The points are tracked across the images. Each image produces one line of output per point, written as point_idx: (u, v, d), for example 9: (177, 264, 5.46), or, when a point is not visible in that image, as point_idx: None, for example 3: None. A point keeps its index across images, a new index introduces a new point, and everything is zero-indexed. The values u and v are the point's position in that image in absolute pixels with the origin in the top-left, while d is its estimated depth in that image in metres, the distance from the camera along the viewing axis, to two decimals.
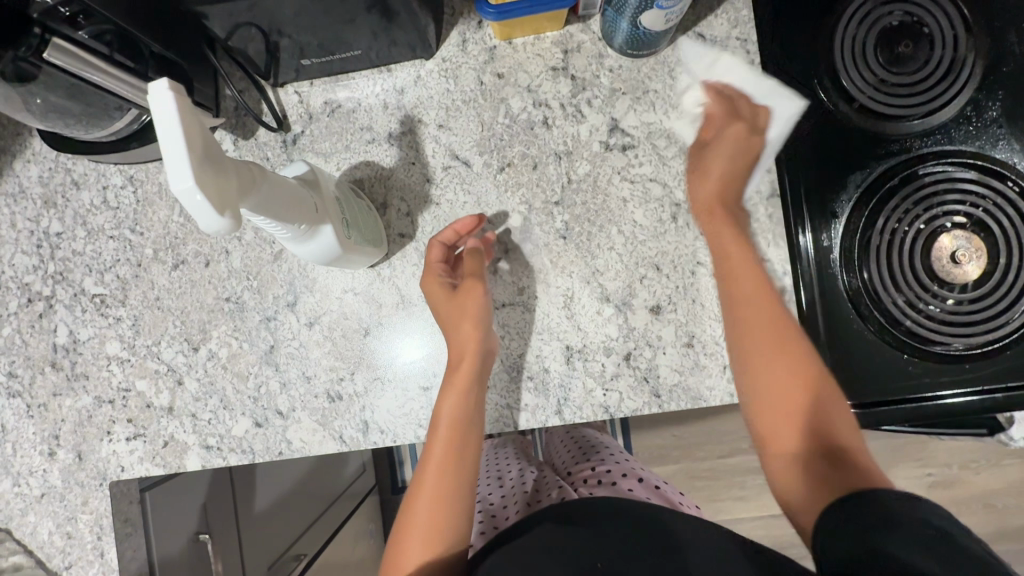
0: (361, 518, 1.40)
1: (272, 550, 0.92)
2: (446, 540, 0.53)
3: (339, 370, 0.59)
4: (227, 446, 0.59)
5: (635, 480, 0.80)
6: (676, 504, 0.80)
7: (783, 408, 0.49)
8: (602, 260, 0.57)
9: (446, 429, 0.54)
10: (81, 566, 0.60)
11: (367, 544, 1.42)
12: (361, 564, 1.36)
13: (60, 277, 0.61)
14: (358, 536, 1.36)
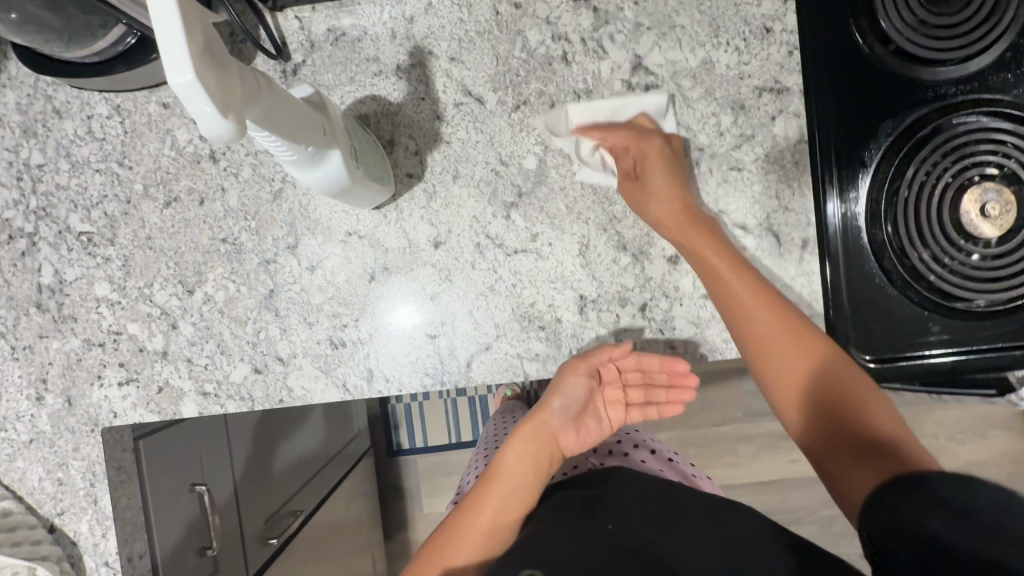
0: (357, 480, 1.41)
1: (270, 505, 0.92)
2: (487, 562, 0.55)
3: (342, 316, 0.56)
4: (225, 393, 0.57)
5: (647, 453, 0.79)
6: (689, 478, 0.79)
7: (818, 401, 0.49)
8: (619, 206, 0.55)
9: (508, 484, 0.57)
10: (74, 513, 0.58)
11: (362, 504, 1.43)
12: (355, 523, 1.37)
13: (43, 213, 0.57)
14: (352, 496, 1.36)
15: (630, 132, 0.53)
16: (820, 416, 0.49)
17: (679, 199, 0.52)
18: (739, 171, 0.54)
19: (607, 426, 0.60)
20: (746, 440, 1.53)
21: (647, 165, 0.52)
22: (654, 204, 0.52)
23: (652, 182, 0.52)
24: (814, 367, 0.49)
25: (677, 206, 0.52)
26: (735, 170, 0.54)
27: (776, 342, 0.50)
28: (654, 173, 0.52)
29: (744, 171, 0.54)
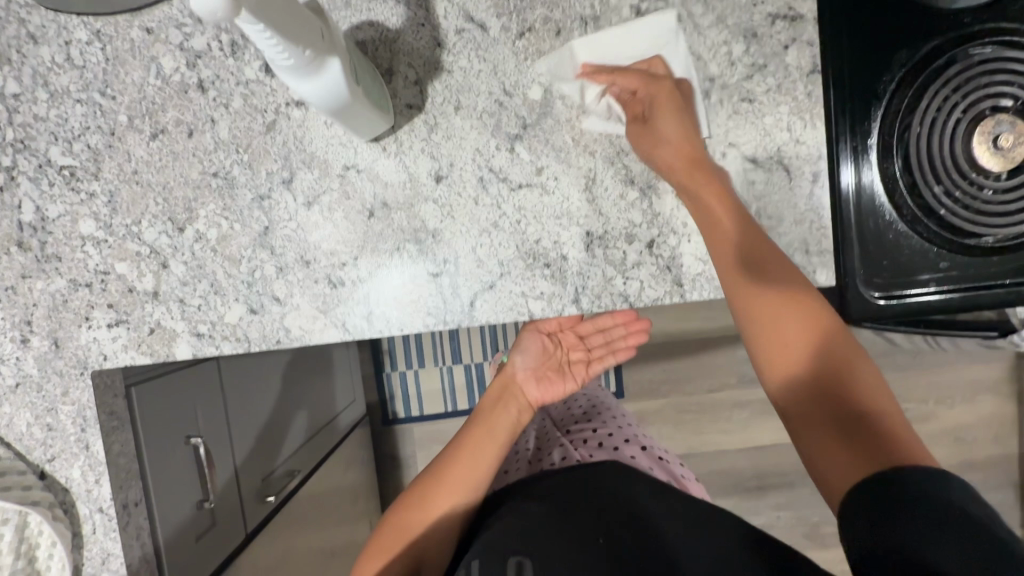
0: (354, 447, 1.40)
1: (265, 466, 0.91)
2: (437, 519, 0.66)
3: (340, 254, 0.55)
4: (220, 334, 0.55)
5: (636, 449, 0.94)
6: (674, 475, 0.92)
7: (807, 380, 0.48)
8: (627, 138, 0.53)
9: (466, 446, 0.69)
10: (65, 459, 0.57)
11: (359, 471, 1.43)
12: (352, 490, 1.37)
13: (21, 145, 0.54)
14: (349, 463, 1.35)
15: (635, 77, 0.52)
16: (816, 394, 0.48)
17: (688, 144, 0.50)
18: (750, 102, 0.53)
19: (568, 385, 0.76)
20: (740, 406, 1.54)
21: (660, 110, 0.51)
22: (663, 124, 0.51)
23: (660, 129, 0.51)
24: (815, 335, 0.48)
25: (684, 154, 0.50)
26: (746, 101, 0.53)
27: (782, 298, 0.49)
28: (663, 121, 0.51)
29: (755, 103, 0.53)
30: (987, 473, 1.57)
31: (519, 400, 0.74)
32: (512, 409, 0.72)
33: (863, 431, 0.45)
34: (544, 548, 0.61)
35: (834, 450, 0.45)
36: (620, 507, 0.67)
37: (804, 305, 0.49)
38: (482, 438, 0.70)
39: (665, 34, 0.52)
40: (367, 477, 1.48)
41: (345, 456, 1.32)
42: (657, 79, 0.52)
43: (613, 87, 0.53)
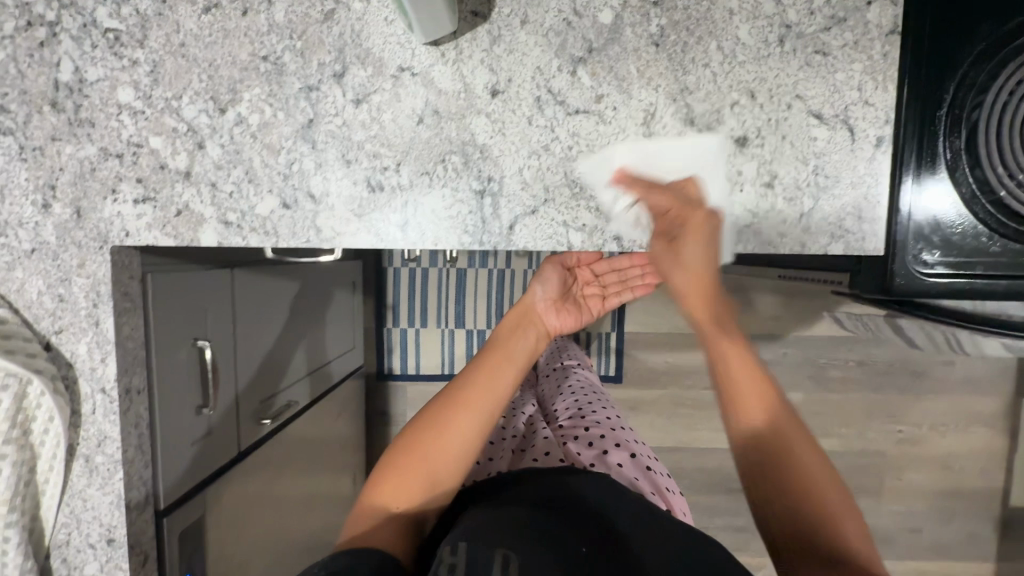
0: (346, 397, 1.38)
1: (263, 389, 0.89)
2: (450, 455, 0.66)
3: (383, 158, 0.53)
4: (249, 225, 0.54)
5: (624, 455, 0.93)
6: (660, 489, 0.91)
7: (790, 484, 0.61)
8: (693, 76, 0.52)
9: (481, 379, 0.70)
10: (72, 333, 0.55)
11: (349, 422, 1.42)
12: (338, 442, 1.35)
13: (67, 1, 0.52)
14: (338, 414, 1.33)
15: (675, 199, 0.53)
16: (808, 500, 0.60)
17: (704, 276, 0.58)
18: (824, 55, 0.51)
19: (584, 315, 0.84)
20: None
21: (689, 240, 0.55)
22: (687, 251, 0.56)
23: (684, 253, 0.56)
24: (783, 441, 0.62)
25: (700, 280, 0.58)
26: (820, 54, 0.51)
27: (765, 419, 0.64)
28: (692, 249, 0.55)
29: (829, 57, 0.51)
30: (971, 503, 1.58)
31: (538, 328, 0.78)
32: (528, 337, 0.76)
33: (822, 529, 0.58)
34: (529, 549, 0.60)
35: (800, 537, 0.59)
36: (592, 517, 0.68)
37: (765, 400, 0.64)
38: (497, 375, 0.70)
39: (700, 154, 0.52)
40: (356, 429, 1.47)
41: (335, 405, 1.29)
42: (676, 206, 0.53)
43: (649, 125, 0.52)
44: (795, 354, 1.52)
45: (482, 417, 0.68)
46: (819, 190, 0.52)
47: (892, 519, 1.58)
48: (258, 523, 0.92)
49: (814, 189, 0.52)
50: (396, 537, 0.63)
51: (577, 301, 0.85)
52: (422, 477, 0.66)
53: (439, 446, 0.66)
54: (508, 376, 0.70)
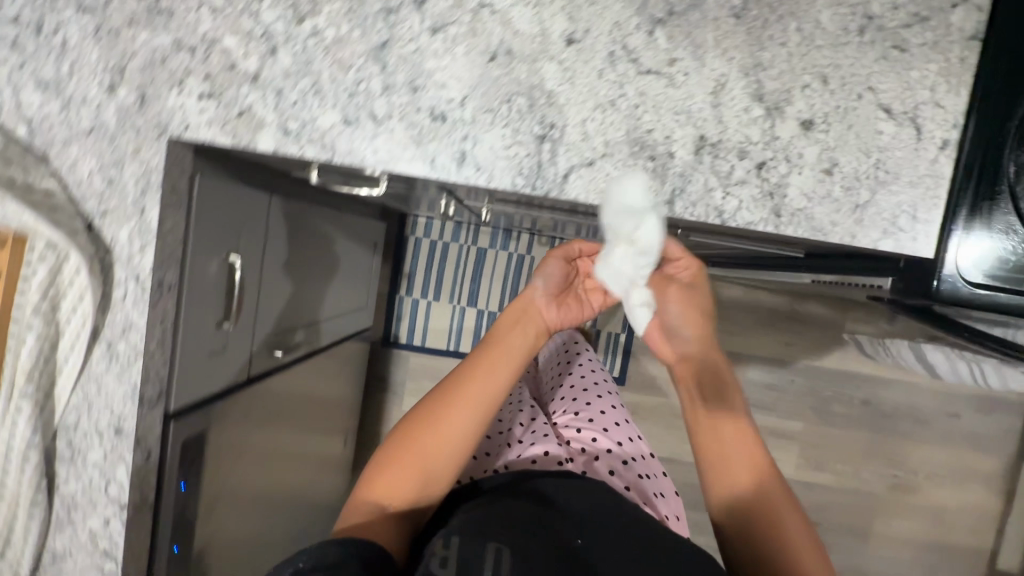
0: (349, 356, 1.37)
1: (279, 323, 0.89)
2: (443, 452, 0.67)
3: (450, 89, 0.53)
4: (307, 136, 0.54)
5: (617, 461, 0.91)
6: (650, 499, 0.89)
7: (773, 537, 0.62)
8: (769, 53, 0.52)
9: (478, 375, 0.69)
10: (116, 217, 0.55)
11: (348, 383, 1.41)
12: (333, 402, 1.33)
13: None
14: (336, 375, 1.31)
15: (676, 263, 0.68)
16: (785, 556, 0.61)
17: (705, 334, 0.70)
18: (902, 51, 0.51)
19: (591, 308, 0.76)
20: None
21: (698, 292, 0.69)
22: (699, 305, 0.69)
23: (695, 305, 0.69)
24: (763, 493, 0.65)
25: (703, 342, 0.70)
26: (897, 50, 0.51)
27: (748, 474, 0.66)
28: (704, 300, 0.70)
29: (907, 53, 0.51)
30: (956, 560, 1.56)
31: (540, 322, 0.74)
32: (529, 333, 0.72)
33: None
34: (521, 541, 0.60)
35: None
36: (582, 516, 0.68)
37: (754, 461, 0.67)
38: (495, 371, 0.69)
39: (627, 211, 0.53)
40: (353, 392, 1.46)
41: (335, 365, 1.28)
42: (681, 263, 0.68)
43: (719, 95, 0.52)
44: (801, 383, 1.51)
45: (473, 417, 0.68)
46: (877, 183, 0.52)
47: (874, 564, 1.56)
48: (257, 458, 0.91)
49: (872, 182, 0.52)
50: (389, 531, 0.64)
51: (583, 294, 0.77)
52: (413, 477, 0.67)
53: (434, 443, 0.67)
54: (501, 374, 0.69)
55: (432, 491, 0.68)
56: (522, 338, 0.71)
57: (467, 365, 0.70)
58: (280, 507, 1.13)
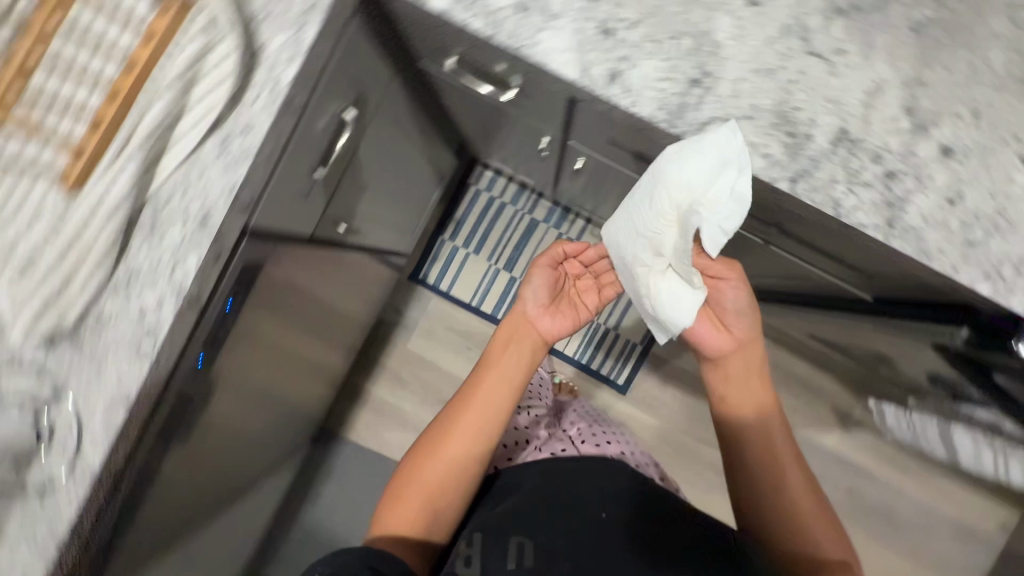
0: (373, 277, 1.37)
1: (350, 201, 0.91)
2: (452, 477, 0.80)
3: (624, 10, 0.55)
4: (479, 8, 0.56)
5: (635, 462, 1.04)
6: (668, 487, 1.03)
7: (784, 509, 0.77)
8: (932, 74, 0.53)
9: (478, 401, 0.83)
10: (278, 25, 0.59)
11: (365, 302, 1.42)
12: (344, 317, 1.34)
13: None
14: (355, 293, 1.31)
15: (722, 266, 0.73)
16: (785, 520, 0.77)
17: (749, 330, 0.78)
18: None
19: (580, 312, 0.92)
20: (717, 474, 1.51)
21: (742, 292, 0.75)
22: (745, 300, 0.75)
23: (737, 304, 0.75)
24: (782, 476, 0.78)
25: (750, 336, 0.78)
26: None
27: (778, 457, 0.79)
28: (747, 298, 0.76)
29: None
30: None
31: (534, 334, 0.89)
32: (517, 352, 0.86)
33: (800, 536, 0.76)
34: (541, 530, 0.76)
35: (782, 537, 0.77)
36: (619, 492, 0.82)
37: (778, 446, 0.79)
38: (491, 396, 0.83)
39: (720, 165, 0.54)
40: (364, 315, 1.46)
41: (358, 279, 1.28)
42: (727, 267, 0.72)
43: (874, 97, 0.54)
44: None
45: (490, 412, 0.82)
46: (994, 227, 0.53)
47: None
48: (283, 330, 0.90)
49: (989, 225, 0.53)
50: (408, 547, 0.76)
51: (571, 300, 0.93)
52: (441, 470, 0.80)
53: (444, 476, 0.79)
54: (512, 379, 0.84)
55: (446, 512, 0.79)
56: (524, 353, 0.86)
57: (478, 376, 0.85)
58: (263, 395, 1.10)
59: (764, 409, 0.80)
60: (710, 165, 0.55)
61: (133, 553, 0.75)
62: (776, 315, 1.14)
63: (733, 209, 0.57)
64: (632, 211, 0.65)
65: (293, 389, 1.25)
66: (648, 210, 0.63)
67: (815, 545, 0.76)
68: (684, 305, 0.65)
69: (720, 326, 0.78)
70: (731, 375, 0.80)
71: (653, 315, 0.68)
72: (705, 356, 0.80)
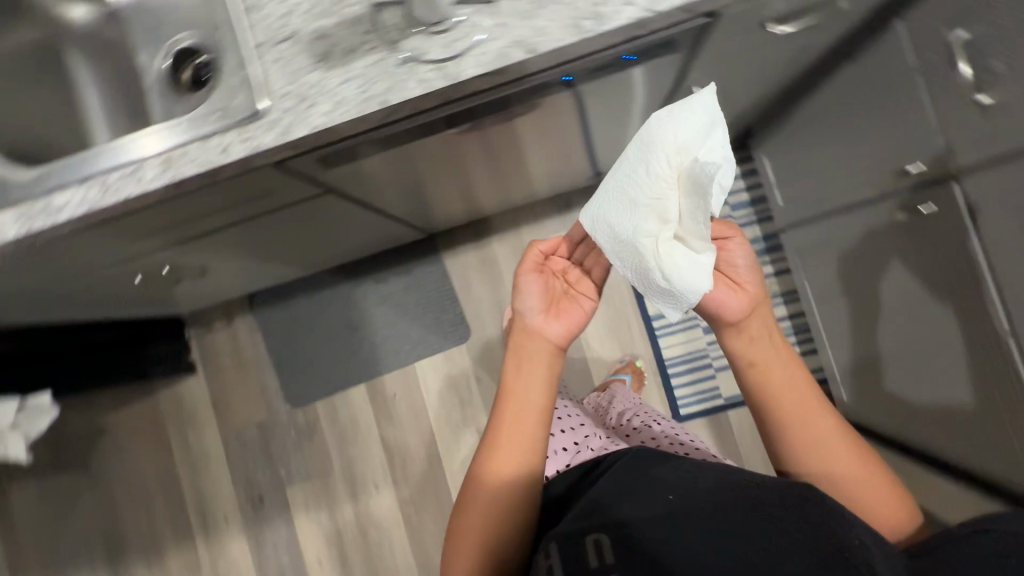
0: (576, 167, 1.37)
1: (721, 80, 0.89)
2: (493, 533, 0.77)
3: None
4: None
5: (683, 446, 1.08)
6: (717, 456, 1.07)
7: (828, 447, 0.79)
8: None
9: (496, 453, 0.80)
10: None
11: (550, 181, 1.42)
12: (530, 176, 1.33)
13: None
14: (551, 167, 1.31)
15: (721, 230, 0.83)
16: (832, 451, 0.79)
17: (760, 295, 0.82)
18: None
19: (582, 307, 0.86)
20: None
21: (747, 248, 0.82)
22: (746, 258, 0.82)
23: (740, 265, 0.82)
24: (814, 423, 0.80)
25: (762, 301, 0.83)
26: None
27: (800, 408, 0.81)
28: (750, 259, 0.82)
29: None
30: None
31: (545, 341, 0.84)
32: (532, 374, 0.82)
33: (845, 463, 0.79)
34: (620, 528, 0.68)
35: (834, 464, 0.79)
36: (693, 480, 0.72)
37: (803, 397, 0.81)
38: (505, 440, 0.80)
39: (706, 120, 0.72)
40: (542, 188, 1.45)
41: (573, 157, 1.27)
42: (729, 232, 0.83)
43: None
44: None
45: (525, 437, 0.80)
46: None
47: None
48: (567, 118, 0.91)
49: None
50: None
51: (569, 292, 0.88)
52: (480, 537, 0.77)
53: (479, 536, 0.77)
54: (535, 410, 0.81)
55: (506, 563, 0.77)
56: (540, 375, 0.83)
57: (500, 421, 0.81)
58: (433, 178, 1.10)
59: (781, 369, 0.82)
60: (698, 128, 0.71)
61: (318, 161, 0.75)
62: (912, 486, 1.12)
63: (713, 147, 0.72)
64: (625, 180, 0.75)
65: (452, 190, 1.25)
66: (649, 178, 0.73)
67: (866, 474, 0.78)
68: (686, 262, 0.74)
69: (734, 284, 0.81)
70: (753, 336, 0.82)
71: (663, 285, 0.74)
72: (729, 322, 0.82)
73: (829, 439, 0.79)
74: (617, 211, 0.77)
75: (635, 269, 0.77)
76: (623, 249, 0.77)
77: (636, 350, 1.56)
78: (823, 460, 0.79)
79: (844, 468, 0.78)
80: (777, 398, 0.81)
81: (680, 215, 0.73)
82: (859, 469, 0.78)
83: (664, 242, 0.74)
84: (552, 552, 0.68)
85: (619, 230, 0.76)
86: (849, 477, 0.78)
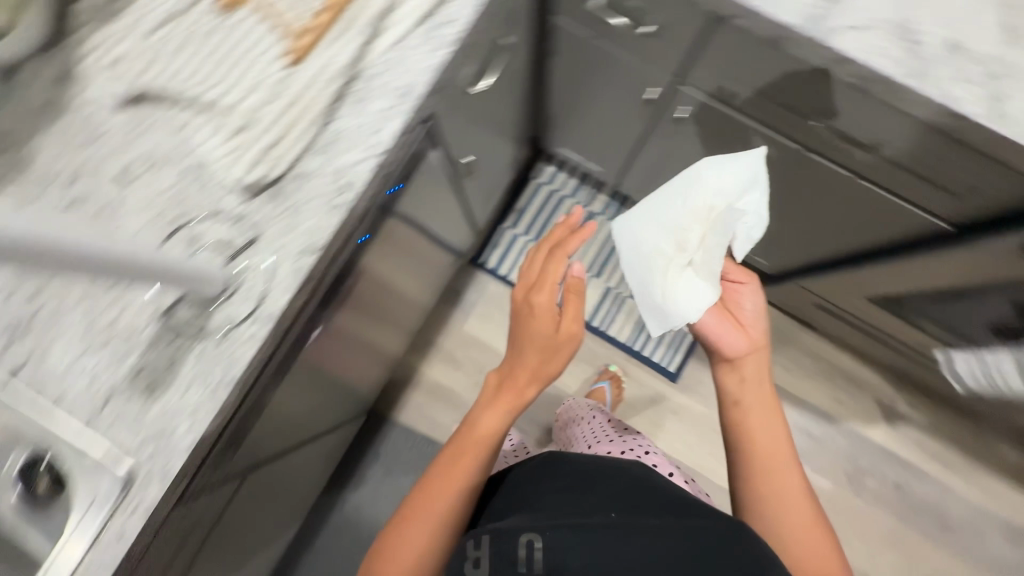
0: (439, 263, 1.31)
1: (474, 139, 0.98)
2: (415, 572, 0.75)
3: None
4: None
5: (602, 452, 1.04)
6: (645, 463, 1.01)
7: (780, 495, 0.76)
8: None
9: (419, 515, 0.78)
10: None
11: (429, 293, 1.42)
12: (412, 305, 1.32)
13: None
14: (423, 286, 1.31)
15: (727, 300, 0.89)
16: (784, 496, 0.76)
17: (761, 348, 0.86)
18: None
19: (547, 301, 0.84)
20: None
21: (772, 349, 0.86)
22: (761, 319, 0.87)
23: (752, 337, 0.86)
24: (770, 461, 0.78)
25: (756, 342, 0.86)
26: None
27: (766, 442, 0.79)
28: (757, 328, 0.86)
29: None
30: None
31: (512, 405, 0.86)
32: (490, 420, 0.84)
33: (796, 534, 0.73)
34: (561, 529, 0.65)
35: (780, 511, 0.75)
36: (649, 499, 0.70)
37: (768, 421, 0.81)
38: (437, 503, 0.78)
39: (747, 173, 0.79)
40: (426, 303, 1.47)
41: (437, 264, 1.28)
42: (744, 292, 0.88)
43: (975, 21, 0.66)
44: (842, 443, 1.54)
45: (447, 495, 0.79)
46: None
47: None
48: (401, 252, 0.94)
49: None
50: None
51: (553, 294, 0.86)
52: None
53: None
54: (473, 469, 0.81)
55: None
56: (502, 419, 0.85)
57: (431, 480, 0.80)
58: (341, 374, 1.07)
59: (771, 417, 0.81)
60: (738, 180, 0.80)
61: (207, 478, 0.70)
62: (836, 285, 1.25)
63: (748, 208, 0.79)
64: (664, 211, 0.83)
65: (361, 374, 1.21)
66: (682, 206, 0.81)
67: (814, 546, 0.73)
68: (688, 292, 0.80)
69: (737, 325, 0.86)
70: (749, 376, 0.84)
71: (663, 304, 0.82)
72: (724, 356, 0.85)
73: (782, 493, 0.76)
74: (639, 228, 0.85)
75: (648, 281, 0.83)
76: (643, 264, 0.84)
77: (602, 354, 1.59)
78: (771, 489, 0.76)
79: (797, 529, 0.73)
80: (760, 427, 0.80)
81: (660, 251, 0.82)
82: (804, 536, 0.73)
83: (679, 265, 0.82)
84: (482, 545, 0.68)
85: (646, 249, 0.83)
86: (785, 533, 0.74)
